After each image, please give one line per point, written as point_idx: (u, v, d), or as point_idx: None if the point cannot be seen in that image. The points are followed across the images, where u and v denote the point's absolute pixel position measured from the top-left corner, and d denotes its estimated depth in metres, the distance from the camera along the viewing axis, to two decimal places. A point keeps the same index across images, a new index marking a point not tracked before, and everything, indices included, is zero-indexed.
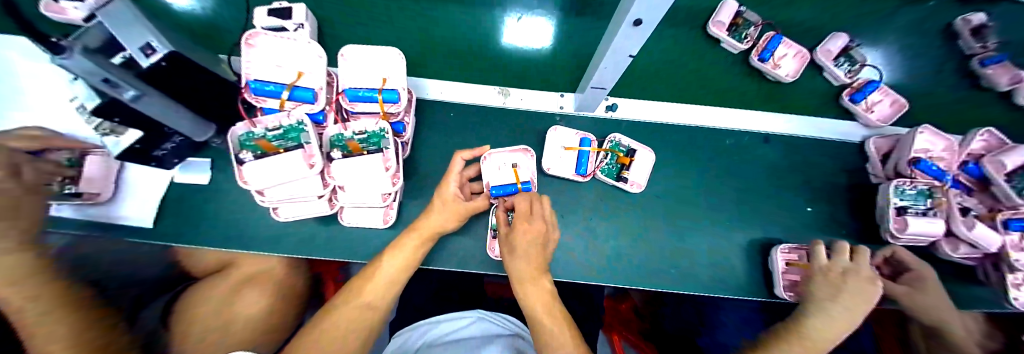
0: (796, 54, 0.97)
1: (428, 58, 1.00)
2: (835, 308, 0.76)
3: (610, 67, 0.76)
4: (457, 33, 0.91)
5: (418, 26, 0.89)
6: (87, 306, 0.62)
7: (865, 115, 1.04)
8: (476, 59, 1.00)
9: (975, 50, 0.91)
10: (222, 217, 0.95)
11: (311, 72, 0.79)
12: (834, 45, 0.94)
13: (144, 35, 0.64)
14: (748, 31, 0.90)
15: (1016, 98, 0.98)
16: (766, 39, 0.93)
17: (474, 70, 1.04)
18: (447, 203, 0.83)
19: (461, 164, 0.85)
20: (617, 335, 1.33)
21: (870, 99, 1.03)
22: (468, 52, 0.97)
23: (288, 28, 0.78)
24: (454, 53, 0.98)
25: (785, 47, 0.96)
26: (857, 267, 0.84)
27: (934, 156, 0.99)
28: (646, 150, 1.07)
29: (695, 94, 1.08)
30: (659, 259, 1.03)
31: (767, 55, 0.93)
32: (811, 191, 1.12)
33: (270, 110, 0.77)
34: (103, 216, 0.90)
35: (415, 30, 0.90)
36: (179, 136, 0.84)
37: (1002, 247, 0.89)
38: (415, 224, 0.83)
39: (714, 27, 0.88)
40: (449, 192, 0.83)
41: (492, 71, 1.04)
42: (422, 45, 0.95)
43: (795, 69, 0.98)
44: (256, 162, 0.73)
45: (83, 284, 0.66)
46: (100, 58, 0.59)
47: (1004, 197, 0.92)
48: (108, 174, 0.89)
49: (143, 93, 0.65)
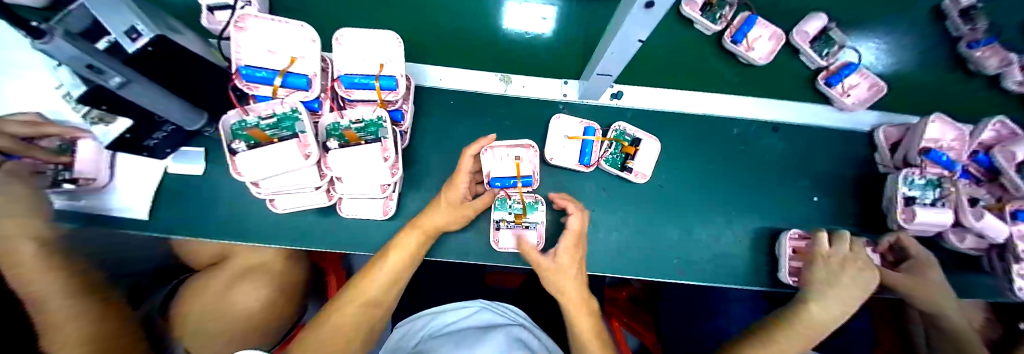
0: (771, 36, 1.00)
1: (411, 50, 1.02)
2: (830, 297, 0.77)
3: (618, 53, 0.73)
4: (448, 26, 0.99)
5: (412, 22, 0.99)
6: (106, 293, 0.60)
7: (841, 99, 1.03)
8: (472, 55, 1.04)
9: (964, 31, 0.94)
10: (217, 208, 0.94)
11: (305, 56, 0.74)
12: (810, 26, 0.97)
13: (131, 18, 0.62)
14: (723, 11, 0.95)
15: (1004, 82, 1.01)
16: (741, 20, 0.97)
17: (466, 54, 1.04)
18: (454, 204, 0.82)
19: (470, 162, 0.80)
20: (617, 322, 1.38)
21: (847, 82, 1.04)
22: (458, 38, 1.01)
23: (233, 4, 0.82)
24: (446, 46, 1.03)
25: (759, 28, 0.99)
26: (859, 257, 0.82)
27: (944, 146, 0.96)
28: (652, 139, 1.04)
29: (687, 82, 1.09)
30: (665, 249, 1.03)
31: (739, 36, 0.96)
32: (819, 181, 1.09)
33: (263, 98, 0.73)
34: (94, 206, 0.88)
35: (405, 27, 1.00)
36: (170, 125, 0.82)
37: (1010, 237, 0.87)
38: (411, 220, 0.81)
39: (685, 6, 0.94)
40: (455, 194, 0.81)
41: (488, 56, 1.04)
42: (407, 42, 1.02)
43: (770, 51, 1.00)
44: (249, 152, 0.68)
45: (98, 271, 0.64)
46: (83, 42, 0.56)
47: (1013, 188, 0.90)
48: (101, 159, 0.85)
49: (130, 80, 0.63)
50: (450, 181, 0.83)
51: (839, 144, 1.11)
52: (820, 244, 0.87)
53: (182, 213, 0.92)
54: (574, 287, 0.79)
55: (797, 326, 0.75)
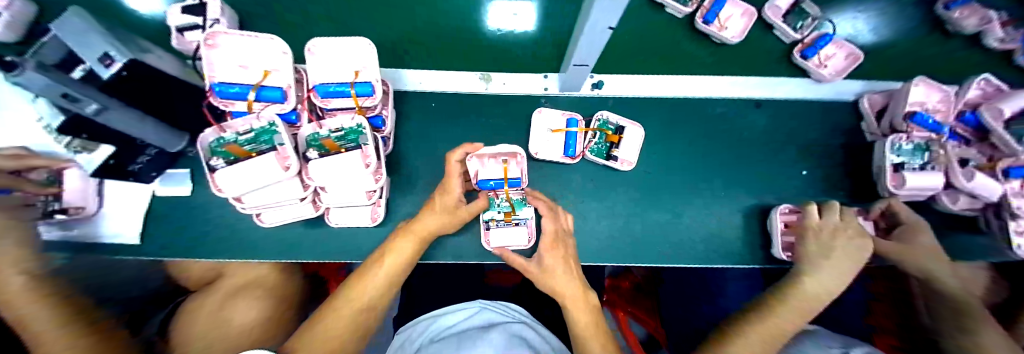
0: (743, 13, 1.03)
1: (410, 49, 1.04)
2: (823, 269, 0.77)
3: (592, 43, 0.74)
4: (445, 24, 1.03)
5: (411, 23, 1.02)
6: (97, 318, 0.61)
7: (817, 70, 1.03)
8: (455, 48, 1.05)
9: None
10: (208, 228, 0.94)
11: (278, 69, 0.75)
12: (781, 1, 1.01)
13: (105, 46, 0.62)
14: None
15: (986, 40, 1.03)
16: (711, 1, 1.01)
17: (442, 55, 1.05)
18: (443, 209, 0.83)
19: (457, 166, 0.83)
20: (621, 311, 1.42)
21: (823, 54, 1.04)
22: (452, 40, 1.04)
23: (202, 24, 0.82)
24: (438, 47, 1.05)
25: (731, 8, 1.02)
26: (847, 225, 0.83)
27: (931, 108, 0.95)
28: (636, 126, 1.04)
29: (669, 64, 1.09)
30: (657, 234, 1.02)
31: (710, 16, 1.00)
32: (808, 154, 1.09)
33: (240, 114, 0.74)
34: (87, 234, 0.88)
35: (404, 28, 1.02)
36: (153, 148, 0.83)
37: (1003, 195, 0.86)
38: (411, 221, 0.82)
39: None
40: (447, 200, 0.84)
41: (471, 55, 1.06)
42: (401, 39, 1.03)
43: (743, 29, 1.03)
44: (227, 168, 0.68)
45: (89, 297, 0.65)
46: (59, 74, 0.60)
47: (1003, 145, 0.88)
48: (89, 188, 0.87)
49: (106, 107, 0.65)
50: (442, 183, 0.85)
51: (826, 114, 1.10)
52: (809, 217, 0.88)
53: (174, 235, 0.93)
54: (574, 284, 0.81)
55: (791, 300, 0.75)
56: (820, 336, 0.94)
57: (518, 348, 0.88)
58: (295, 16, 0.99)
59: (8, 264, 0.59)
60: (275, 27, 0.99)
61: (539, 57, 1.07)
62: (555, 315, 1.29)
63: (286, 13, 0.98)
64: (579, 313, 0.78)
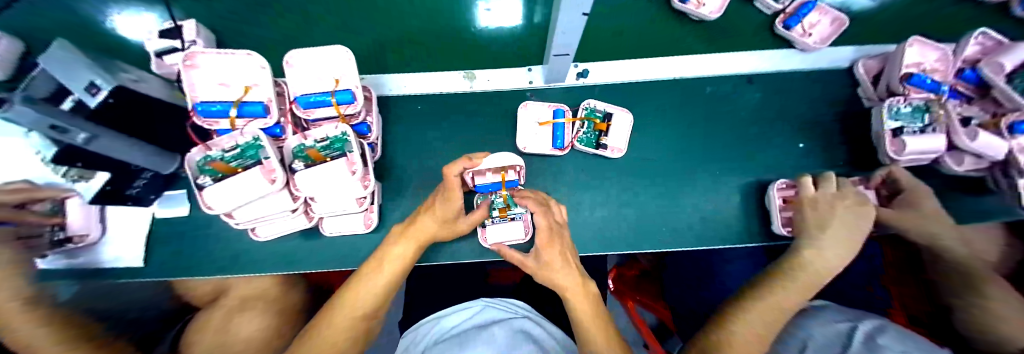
0: None
1: (411, 49, 1.03)
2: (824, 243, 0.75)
3: (569, 30, 0.73)
4: (441, 25, 1.02)
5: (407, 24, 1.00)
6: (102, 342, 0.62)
7: (802, 39, 1.00)
8: (450, 46, 1.04)
9: None
10: (208, 246, 0.97)
11: (258, 84, 0.75)
12: None
13: (89, 75, 0.67)
14: None
15: None
16: None
17: (432, 57, 1.05)
18: (437, 214, 0.80)
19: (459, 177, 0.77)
20: (631, 300, 1.53)
21: (807, 22, 1.01)
22: (444, 41, 1.03)
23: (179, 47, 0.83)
24: (432, 49, 1.04)
25: None
26: (843, 195, 0.81)
27: (928, 68, 0.92)
28: (623, 112, 1.03)
29: (668, 44, 1.07)
30: (654, 220, 1.01)
31: None
32: (803, 126, 1.06)
33: (225, 131, 0.75)
34: (91, 262, 0.91)
35: (400, 28, 1.00)
36: (149, 172, 0.85)
37: (1009, 152, 0.83)
38: (411, 220, 0.80)
39: None
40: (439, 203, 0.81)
41: (459, 55, 1.05)
42: (400, 37, 1.01)
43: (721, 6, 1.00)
44: (215, 185, 0.70)
45: (95, 321, 0.67)
46: (45, 106, 0.60)
47: (1006, 100, 0.85)
48: (92, 216, 0.89)
49: (97, 135, 0.65)
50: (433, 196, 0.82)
51: (820, 84, 1.07)
52: (805, 191, 0.87)
53: (176, 255, 0.96)
54: (573, 275, 0.78)
55: (794, 277, 0.73)
56: (826, 312, 0.92)
57: (521, 343, 0.88)
58: (295, 17, 0.96)
59: (13, 295, 0.62)
60: (274, 30, 0.97)
61: (524, 52, 1.06)
62: (556, 312, 1.28)
63: (289, 15, 0.95)
64: (579, 304, 0.76)
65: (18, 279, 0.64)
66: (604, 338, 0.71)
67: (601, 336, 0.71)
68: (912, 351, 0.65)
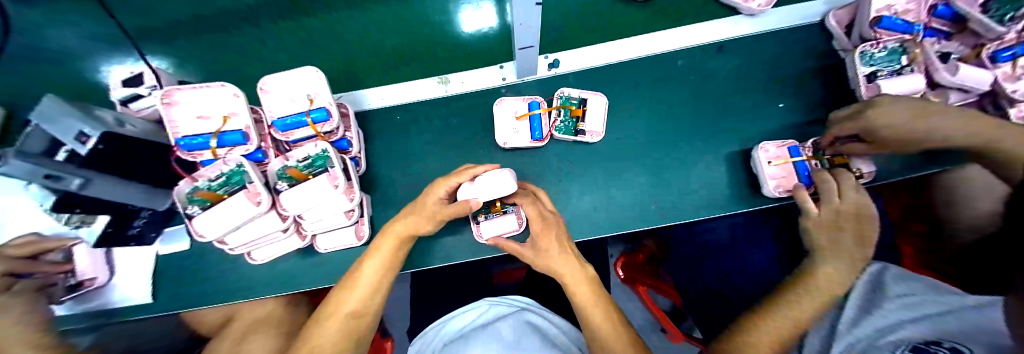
0: None
1: (409, 57, 1.01)
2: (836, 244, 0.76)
3: (526, 22, 0.73)
4: (439, 31, 0.98)
5: (407, 29, 0.96)
6: None
7: (745, 5, 0.99)
8: (438, 56, 1.02)
9: None
10: (208, 278, 0.99)
11: (235, 112, 0.79)
12: None
13: (76, 125, 0.70)
14: None
15: None
16: None
17: (420, 65, 1.04)
18: (427, 207, 0.77)
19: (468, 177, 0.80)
20: (641, 285, 1.50)
21: None
22: (436, 46, 1.00)
23: (143, 93, 0.87)
24: (425, 52, 1.01)
25: None
26: (848, 212, 0.75)
27: (899, 10, 0.90)
28: (597, 96, 1.05)
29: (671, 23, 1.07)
30: (642, 198, 1.00)
31: None
32: (783, 86, 1.05)
33: (209, 161, 0.80)
34: (103, 304, 0.94)
35: (407, 35, 0.97)
36: (146, 210, 0.89)
37: (995, 82, 0.81)
38: (383, 228, 0.80)
39: None
40: (433, 198, 0.77)
41: (451, 60, 1.04)
42: (395, 42, 0.98)
43: None
44: (204, 214, 0.73)
45: None
46: (39, 157, 0.64)
47: (986, 31, 0.83)
48: (100, 260, 0.93)
49: (90, 179, 0.68)
50: (427, 190, 0.80)
51: (792, 42, 1.06)
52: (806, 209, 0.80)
53: (178, 291, 0.98)
54: (568, 263, 0.79)
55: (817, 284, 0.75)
56: None
57: (526, 336, 0.89)
58: (292, 16, 0.90)
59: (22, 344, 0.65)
60: (275, 31, 0.92)
61: (503, 50, 1.04)
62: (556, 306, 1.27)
63: (287, 15, 0.89)
64: (579, 287, 0.78)
65: (27, 329, 0.67)
66: (610, 328, 0.73)
67: (598, 312, 0.76)
68: (920, 317, 0.69)
